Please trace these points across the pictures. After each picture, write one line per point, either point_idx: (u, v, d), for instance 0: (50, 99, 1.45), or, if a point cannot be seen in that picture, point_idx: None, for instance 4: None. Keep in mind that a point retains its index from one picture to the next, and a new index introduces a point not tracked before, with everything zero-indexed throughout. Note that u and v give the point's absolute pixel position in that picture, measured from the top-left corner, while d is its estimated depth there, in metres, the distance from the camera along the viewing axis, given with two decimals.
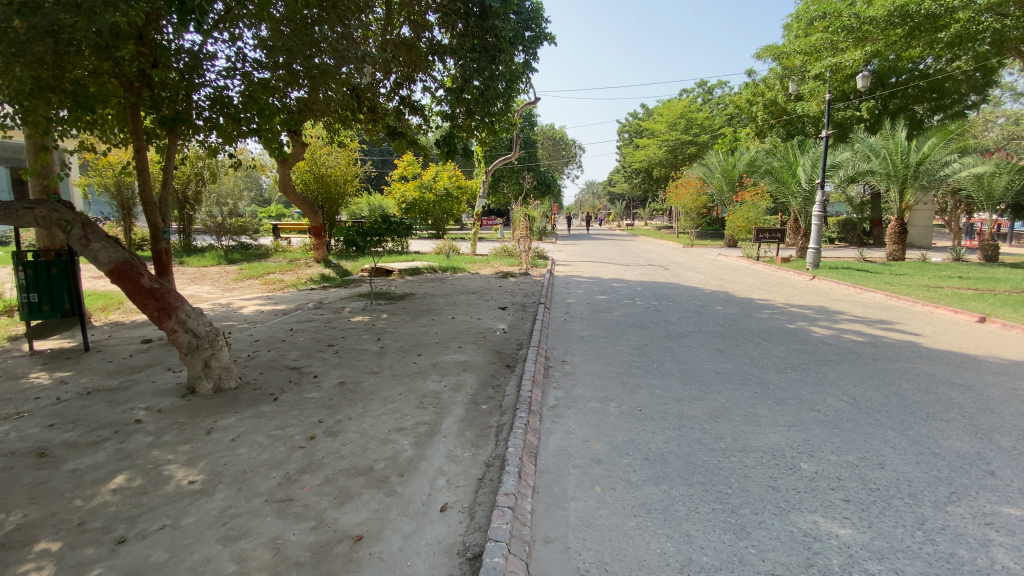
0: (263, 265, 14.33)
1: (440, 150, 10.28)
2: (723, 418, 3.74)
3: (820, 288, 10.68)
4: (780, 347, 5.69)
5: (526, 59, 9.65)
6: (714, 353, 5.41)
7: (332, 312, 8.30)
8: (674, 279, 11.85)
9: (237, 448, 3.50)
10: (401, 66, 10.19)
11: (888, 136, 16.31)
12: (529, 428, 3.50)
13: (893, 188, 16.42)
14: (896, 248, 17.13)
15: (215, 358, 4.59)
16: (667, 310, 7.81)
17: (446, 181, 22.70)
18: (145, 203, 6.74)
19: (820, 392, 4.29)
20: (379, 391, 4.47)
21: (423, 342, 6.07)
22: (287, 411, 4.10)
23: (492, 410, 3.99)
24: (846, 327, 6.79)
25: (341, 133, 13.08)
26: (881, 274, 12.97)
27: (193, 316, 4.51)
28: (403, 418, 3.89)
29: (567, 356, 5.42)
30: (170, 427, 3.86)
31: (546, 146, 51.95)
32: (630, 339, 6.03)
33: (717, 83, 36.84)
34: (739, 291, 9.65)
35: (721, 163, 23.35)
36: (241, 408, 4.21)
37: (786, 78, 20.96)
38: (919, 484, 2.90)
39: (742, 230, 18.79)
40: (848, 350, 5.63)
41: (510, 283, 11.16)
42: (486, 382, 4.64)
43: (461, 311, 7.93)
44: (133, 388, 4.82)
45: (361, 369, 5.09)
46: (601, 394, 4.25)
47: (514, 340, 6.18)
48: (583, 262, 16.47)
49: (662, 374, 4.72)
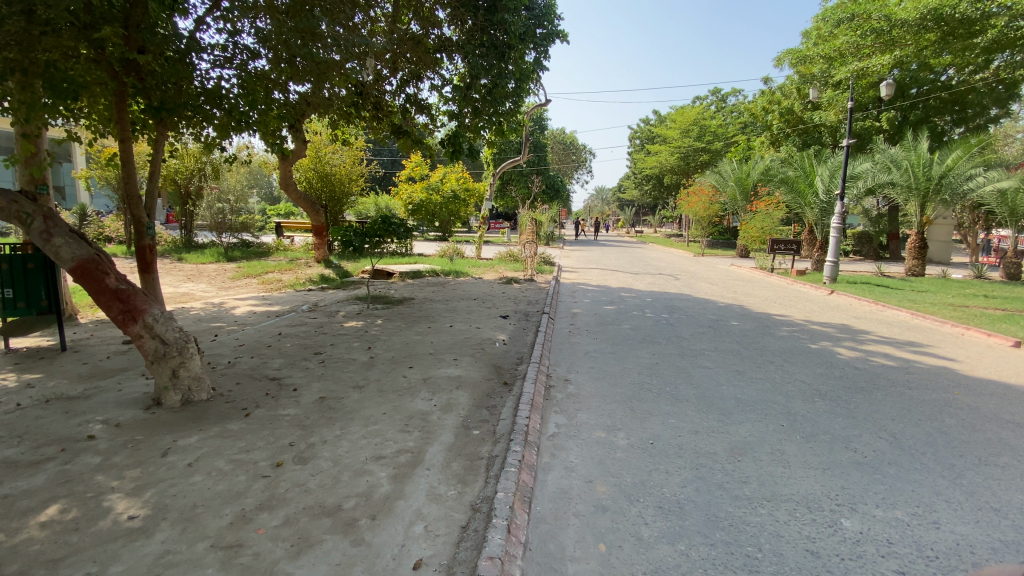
0: (262, 264, 14.00)
1: (445, 149, 9.86)
2: (746, 456, 3.27)
3: (839, 304, 10.13)
4: (803, 371, 5.20)
5: (536, 57, 9.30)
6: (732, 376, 4.93)
7: (325, 316, 7.88)
8: (685, 290, 11.34)
9: (192, 476, 3.08)
10: (409, 64, 9.84)
11: (910, 148, 15.76)
12: (523, 465, 3.06)
13: (913, 202, 15.87)
14: (915, 264, 16.49)
15: (185, 367, 4.19)
16: (679, 324, 7.35)
17: (453, 183, 22.36)
18: (128, 198, 6.36)
19: (854, 427, 3.80)
20: (362, 410, 4.04)
21: (416, 353, 5.65)
22: (256, 431, 3.68)
23: (484, 437, 3.54)
24: (873, 349, 6.27)
25: (347, 131, 12.73)
26: (902, 291, 12.39)
27: (162, 321, 4.12)
28: (384, 444, 3.46)
29: (570, 375, 4.96)
30: (124, 446, 3.47)
31: (556, 150, 51.60)
32: (639, 357, 5.56)
33: (732, 91, 36.27)
34: (753, 306, 9.13)
35: (735, 172, 22.65)
36: (206, 425, 3.80)
37: (804, 85, 20.43)
38: (985, 550, 2.42)
39: (755, 240, 18.24)
40: (878, 376, 5.12)
41: (513, 290, 10.72)
42: (481, 403, 4.20)
43: (460, 319, 7.50)
44: (96, 396, 4.43)
45: (345, 383, 4.65)
46: (608, 422, 3.78)
47: (514, 353, 5.73)
48: (591, 270, 15.97)
49: (675, 399, 4.25)
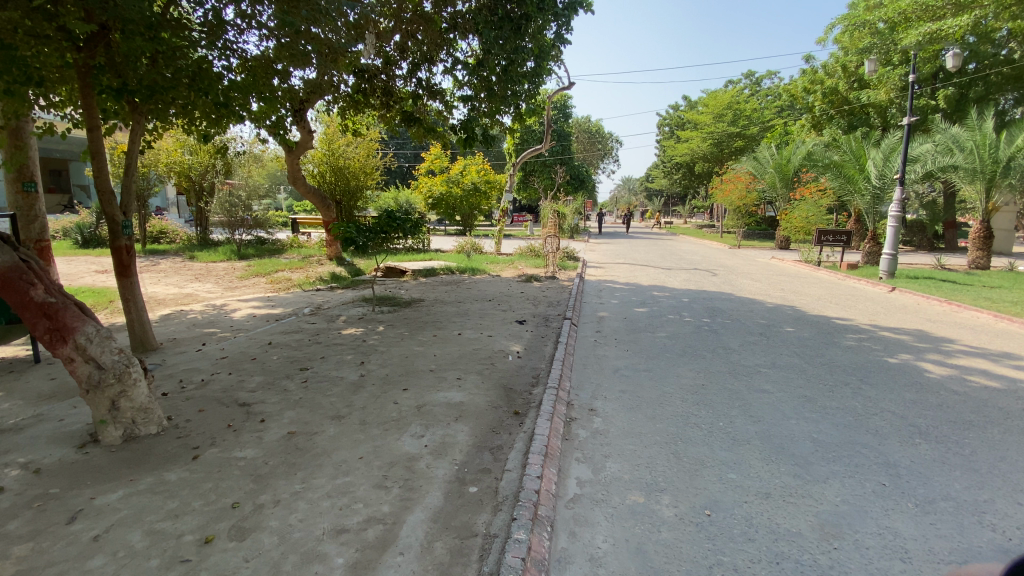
0: (273, 262, 13.49)
1: (458, 137, 9.00)
2: (844, 543, 2.33)
3: (904, 304, 8.89)
4: (887, 397, 4.14)
5: (557, 31, 8.34)
6: (800, 405, 3.92)
7: (325, 320, 7.17)
8: (725, 288, 10.21)
9: (91, 559, 2.33)
10: (419, 46, 9.00)
11: (976, 126, 14.02)
12: (529, 560, 2.19)
13: (978, 187, 14.13)
14: (980, 256, 14.82)
15: (127, 398, 3.48)
16: (723, 331, 6.36)
17: (473, 175, 21.58)
18: (99, 193, 5.72)
19: (982, 489, 2.80)
20: (333, 453, 3.23)
21: (415, 369, 4.82)
22: (197, 484, 2.92)
23: (483, 501, 2.68)
24: (965, 364, 5.15)
25: (356, 119, 11.94)
26: (973, 286, 10.96)
27: (97, 340, 3.42)
28: (351, 508, 2.65)
29: (596, 402, 4.06)
30: (29, 506, 2.76)
31: (581, 139, 50.20)
32: (681, 376, 4.60)
33: (766, 74, 34.11)
34: (807, 307, 8.00)
35: (774, 158, 20.64)
36: (142, 474, 3.06)
37: (853, 60, 18.74)
38: None
39: (799, 232, 16.88)
40: (987, 404, 4.04)
41: (534, 289, 9.86)
42: (485, 442, 3.35)
43: (471, 325, 6.65)
44: (34, 427, 3.76)
45: (323, 412, 3.86)
46: (647, 478, 2.88)
47: (529, 370, 4.86)
48: (619, 265, 14.92)
49: (732, 441, 3.31)
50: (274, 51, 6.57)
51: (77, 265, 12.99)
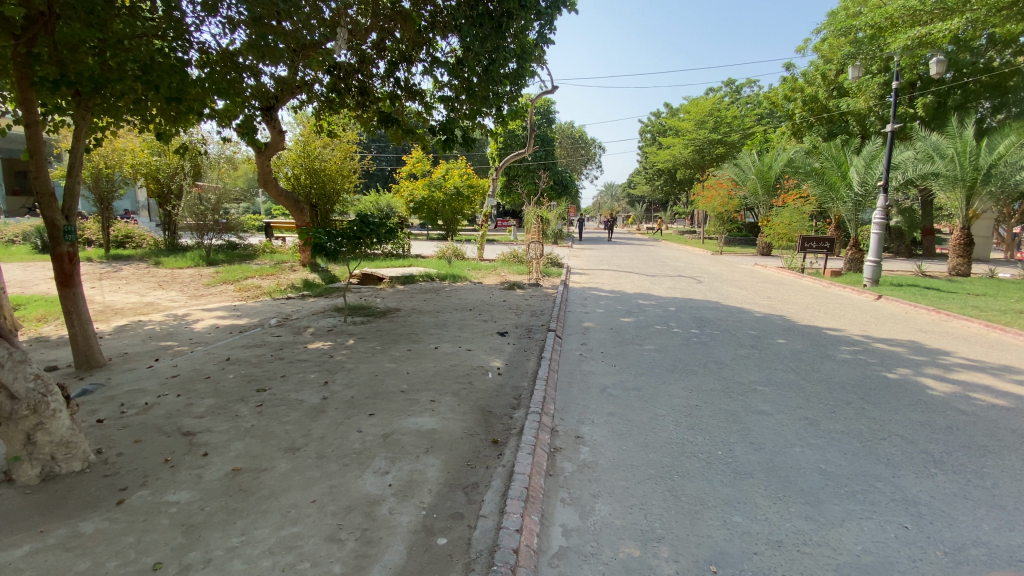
0: (243, 268, 12.88)
1: (437, 139, 8.59)
2: None
3: (893, 313, 8.75)
4: (894, 419, 3.86)
5: (540, 30, 7.99)
6: (804, 430, 3.61)
7: (292, 333, 6.69)
8: (712, 296, 9.98)
9: None
10: (398, 44, 8.58)
11: (955, 134, 14.10)
12: None
13: (958, 193, 14.21)
14: (960, 263, 14.91)
15: (45, 431, 3.01)
16: (714, 343, 6.08)
17: (456, 179, 21.17)
18: (37, 195, 5.17)
19: (1015, 531, 2.51)
20: (282, 495, 2.80)
21: (384, 391, 4.38)
22: (116, 538, 2.47)
23: (453, 557, 2.29)
24: (965, 379, 4.92)
25: (331, 120, 11.45)
26: (958, 294, 10.92)
27: (10, 366, 2.96)
28: (295, 570, 2.22)
29: (583, 428, 3.69)
30: None
31: (564, 145, 50.17)
32: (674, 396, 4.27)
33: (747, 81, 34.41)
34: (797, 317, 7.77)
35: (756, 164, 20.73)
36: (52, 525, 2.59)
37: (833, 69, 18.94)
38: None
39: (782, 238, 16.80)
40: (997, 426, 3.79)
41: (516, 298, 9.50)
42: (458, 480, 2.95)
43: (448, 338, 6.24)
44: None
45: (277, 443, 3.42)
46: (642, 525, 2.52)
47: (510, 390, 4.48)
48: (604, 271, 14.67)
49: (734, 475, 2.97)
50: (242, 47, 6.02)
51: (32, 271, 12.21)
